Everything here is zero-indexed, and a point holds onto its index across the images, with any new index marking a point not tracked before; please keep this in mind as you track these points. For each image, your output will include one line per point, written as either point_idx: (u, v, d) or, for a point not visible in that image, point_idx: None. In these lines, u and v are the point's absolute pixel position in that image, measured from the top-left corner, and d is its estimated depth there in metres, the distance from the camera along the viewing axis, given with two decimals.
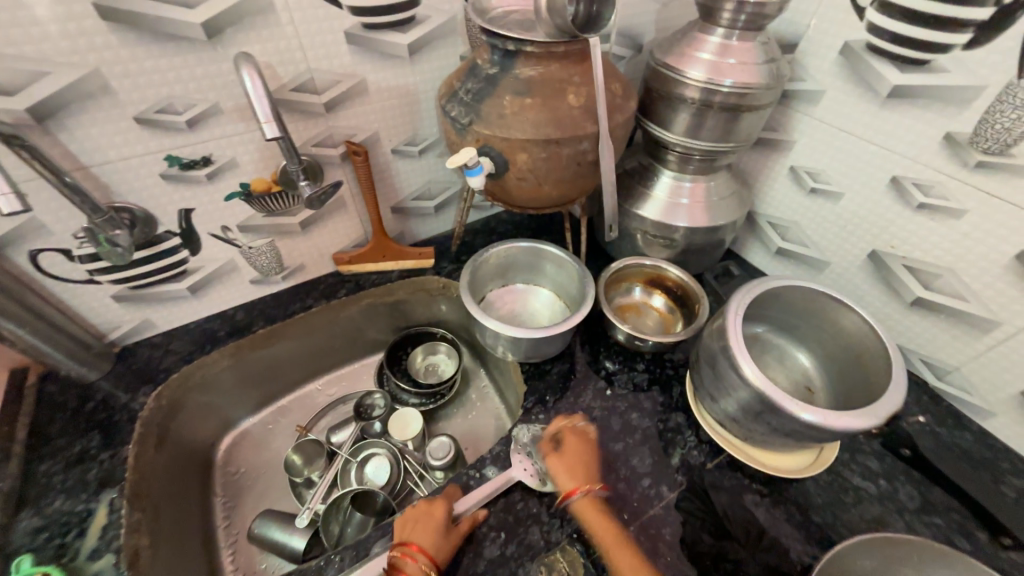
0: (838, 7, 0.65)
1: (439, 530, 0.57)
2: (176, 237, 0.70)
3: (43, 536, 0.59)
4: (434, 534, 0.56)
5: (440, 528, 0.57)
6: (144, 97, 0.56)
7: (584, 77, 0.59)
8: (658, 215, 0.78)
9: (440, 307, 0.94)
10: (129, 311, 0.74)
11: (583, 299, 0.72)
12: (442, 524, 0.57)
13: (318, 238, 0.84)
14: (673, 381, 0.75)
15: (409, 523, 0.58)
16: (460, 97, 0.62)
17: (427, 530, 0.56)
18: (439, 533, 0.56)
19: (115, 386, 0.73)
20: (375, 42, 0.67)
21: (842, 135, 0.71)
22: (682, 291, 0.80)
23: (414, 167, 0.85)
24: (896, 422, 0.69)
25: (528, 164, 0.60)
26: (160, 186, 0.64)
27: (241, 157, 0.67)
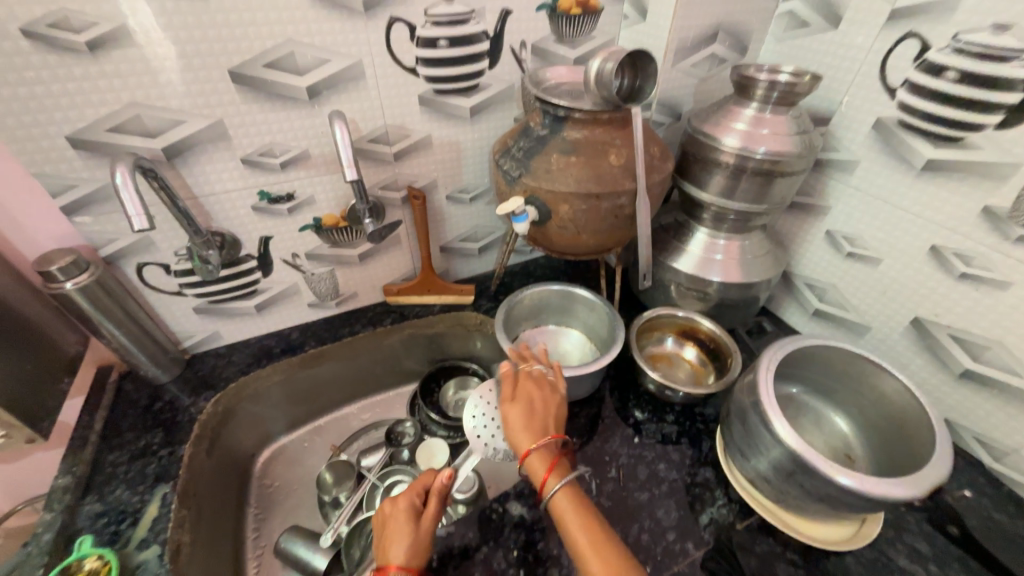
0: (869, 87, 0.70)
1: (413, 531, 0.56)
2: (254, 260, 0.79)
3: (102, 521, 0.64)
4: (408, 544, 0.55)
5: (411, 530, 0.56)
6: (251, 143, 0.68)
7: (625, 141, 0.66)
8: (692, 269, 0.81)
9: (475, 343, 0.99)
10: (204, 323, 0.83)
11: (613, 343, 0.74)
12: (413, 524, 0.57)
13: (372, 270, 0.92)
14: (702, 435, 0.75)
15: (381, 539, 0.57)
16: (512, 153, 0.70)
17: (399, 541, 0.55)
18: (414, 540, 0.56)
19: (180, 390, 0.81)
20: (442, 104, 0.77)
21: (878, 204, 0.73)
22: (714, 345, 0.81)
23: (465, 211, 0.93)
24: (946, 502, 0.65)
25: (569, 215, 0.66)
26: (250, 216, 0.74)
27: (318, 195, 0.77)
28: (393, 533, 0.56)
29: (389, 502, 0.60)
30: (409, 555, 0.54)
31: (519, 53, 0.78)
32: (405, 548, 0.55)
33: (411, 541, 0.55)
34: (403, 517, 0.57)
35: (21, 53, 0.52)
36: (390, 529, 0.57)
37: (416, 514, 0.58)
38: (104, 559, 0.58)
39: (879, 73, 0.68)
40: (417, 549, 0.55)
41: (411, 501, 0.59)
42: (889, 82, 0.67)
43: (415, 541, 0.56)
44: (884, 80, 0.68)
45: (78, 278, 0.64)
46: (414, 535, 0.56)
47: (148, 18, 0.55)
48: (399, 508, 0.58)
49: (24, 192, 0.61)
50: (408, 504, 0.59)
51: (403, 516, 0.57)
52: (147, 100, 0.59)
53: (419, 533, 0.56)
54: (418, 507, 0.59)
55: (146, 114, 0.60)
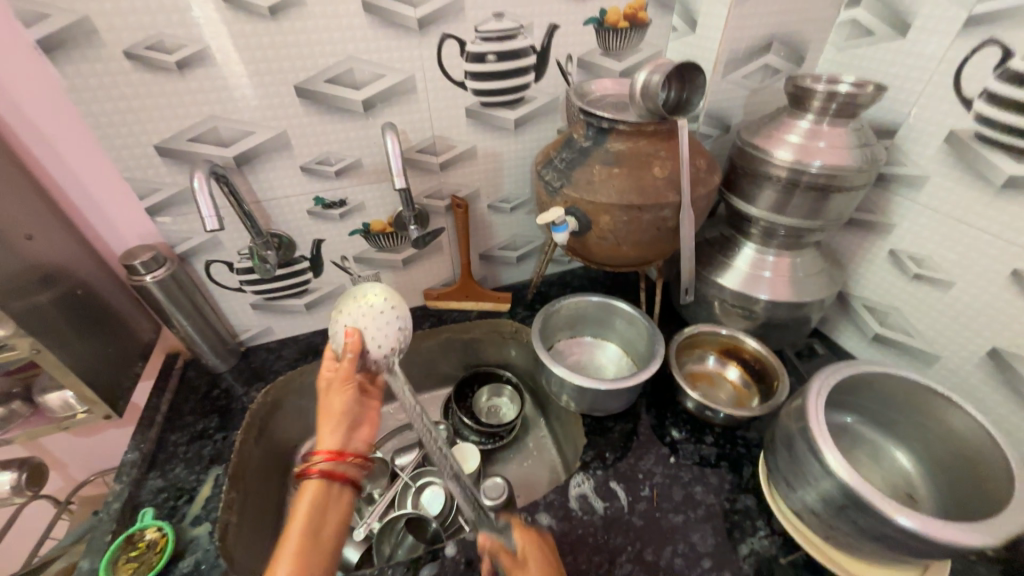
0: (942, 97, 0.65)
1: (347, 408, 0.58)
2: (307, 262, 0.84)
3: (162, 496, 0.68)
4: (338, 419, 0.57)
5: (348, 408, 0.58)
6: (310, 151, 0.73)
7: (669, 153, 0.65)
8: (738, 285, 0.78)
9: (509, 351, 1.02)
10: (259, 318, 0.89)
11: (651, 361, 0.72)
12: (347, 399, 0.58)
13: (414, 274, 0.96)
14: (743, 459, 0.71)
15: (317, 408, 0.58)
16: (554, 164, 0.71)
17: (331, 420, 0.57)
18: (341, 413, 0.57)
19: (236, 379, 0.86)
20: (488, 116, 0.79)
21: (950, 222, 0.67)
22: (760, 366, 0.78)
23: (505, 220, 0.95)
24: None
25: (610, 225, 0.65)
26: (306, 220, 0.79)
27: (368, 201, 0.81)
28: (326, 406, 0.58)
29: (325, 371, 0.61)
30: (342, 421, 0.57)
31: (565, 66, 0.79)
32: (335, 430, 0.56)
33: (339, 423, 0.57)
34: (334, 387, 0.59)
35: (123, 72, 0.59)
36: (328, 413, 0.57)
37: (348, 386, 0.59)
38: (162, 531, 0.62)
39: (953, 83, 0.63)
40: (346, 423, 0.58)
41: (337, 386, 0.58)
42: (965, 92, 0.62)
43: (341, 421, 0.57)
44: (959, 90, 0.63)
45: (157, 273, 0.71)
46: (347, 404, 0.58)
47: (227, 39, 0.60)
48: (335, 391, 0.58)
49: (116, 194, 0.68)
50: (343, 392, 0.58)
51: (336, 395, 0.58)
52: (222, 113, 0.65)
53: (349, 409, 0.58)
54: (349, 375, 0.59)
55: (223, 126, 0.66)
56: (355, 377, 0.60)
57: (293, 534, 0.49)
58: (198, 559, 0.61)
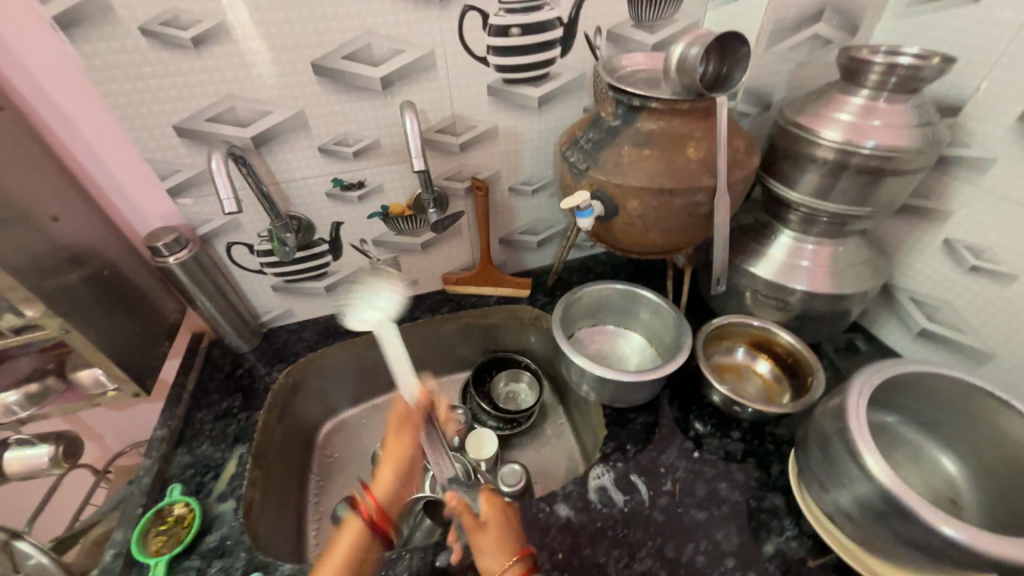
0: (1018, 70, 0.58)
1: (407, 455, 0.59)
2: (326, 245, 0.84)
3: (189, 471, 0.69)
4: (390, 462, 0.57)
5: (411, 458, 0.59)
6: (328, 132, 0.71)
7: (705, 133, 0.60)
8: (772, 275, 0.74)
9: (528, 337, 1.00)
10: (280, 300, 0.90)
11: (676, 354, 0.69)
12: (404, 453, 0.59)
13: (433, 258, 0.94)
14: (772, 457, 0.68)
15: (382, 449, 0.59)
16: (580, 145, 0.67)
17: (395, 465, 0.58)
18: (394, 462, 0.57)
19: (258, 360, 0.87)
20: (512, 93, 0.75)
21: (1017, 210, 0.61)
22: (793, 360, 0.74)
23: (526, 204, 0.92)
24: None
25: (638, 211, 0.62)
26: (325, 202, 0.78)
27: (387, 183, 0.79)
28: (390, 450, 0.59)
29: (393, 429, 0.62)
30: (401, 473, 0.57)
31: (594, 39, 0.74)
32: (390, 481, 0.56)
33: (396, 471, 0.57)
34: (406, 425, 0.61)
35: (140, 49, 0.58)
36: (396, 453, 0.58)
37: (406, 438, 0.60)
38: (189, 507, 0.63)
39: None
40: (405, 473, 0.58)
41: (400, 435, 0.60)
42: None
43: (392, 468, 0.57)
44: None
45: (180, 254, 0.71)
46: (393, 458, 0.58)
47: (242, 14, 0.58)
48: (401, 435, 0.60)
49: (138, 175, 0.68)
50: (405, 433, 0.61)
51: (396, 442, 0.60)
52: (240, 92, 0.64)
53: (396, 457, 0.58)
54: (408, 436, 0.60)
55: (240, 105, 0.65)
56: (416, 420, 0.63)
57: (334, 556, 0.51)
58: (223, 536, 0.62)
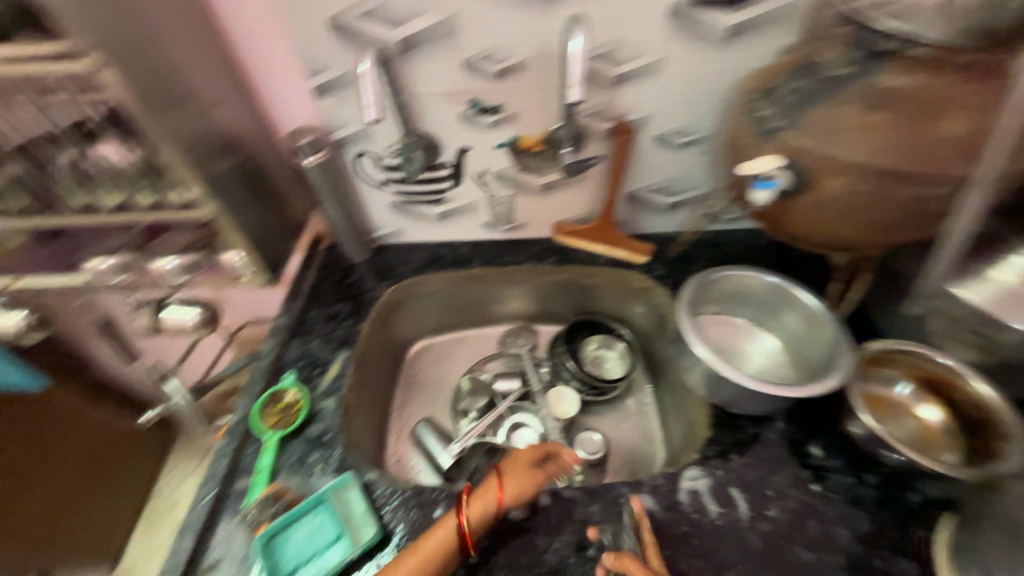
0: None
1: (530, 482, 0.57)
2: (448, 170, 0.80)
3: (300, 363, 0.75)
4: (519, 472, 0.58)
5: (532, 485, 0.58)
6: (477, 44, 0.64)
7: (979, 101, 0.44)
8: (986, 301, 0.58)
9: (632, 306, 0.92)
10: (394, 218, 0.89)
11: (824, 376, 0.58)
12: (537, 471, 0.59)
13: (550, 203, 0.87)
14: (913, 518, 0.56)
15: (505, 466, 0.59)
16: (777, 94, 0.53)
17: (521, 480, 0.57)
18: (530, 479, 0.58)
19: (367, 273, 0.90)
20: (694, 21, 0.63)
21: None
22: (978, 417, 0.58)
23: (670, 159, 0.79)
24: None
25: (839, 193, 0.49)
26: (457, 123, 0.73)
27: (524, 112, 0.72)
28: (513, 462, 0.60)
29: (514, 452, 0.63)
30: (521, 493, 0.56)
31: None
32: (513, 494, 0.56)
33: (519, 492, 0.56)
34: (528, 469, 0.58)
35: None
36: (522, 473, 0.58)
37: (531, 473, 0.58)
38: (299, 397, 0.69)
39: None
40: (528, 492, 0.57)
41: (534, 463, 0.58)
42: None
43: (524, 481, 0.57)
44: None
45: (317, 156, 0.72)
46: (527, 474, 0.58)
47: None
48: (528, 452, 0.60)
49: (288, 69, 0.68)
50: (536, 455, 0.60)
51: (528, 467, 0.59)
52: None
53: (529, 475, 0.58)
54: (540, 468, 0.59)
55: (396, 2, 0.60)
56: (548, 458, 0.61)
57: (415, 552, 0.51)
58: (324, 428, 0.67)
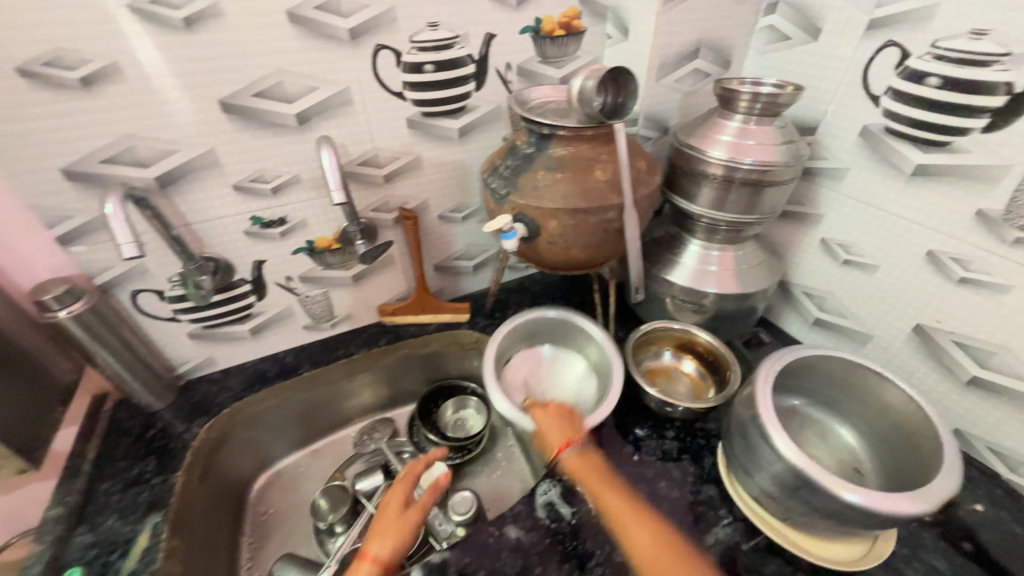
0: (853, 95, 0.69)
1: None
2: (247, 284, 0.80)
3: (91, 552, 0.63)
4: (396, 513, 0.60)
5: None
6: (243, 169, 0.69)
7: (611, 156, 0.66)
8: (687, 281, 0.80)
9: (471, 362, 0.97)
10: (198, 349, 0.84)
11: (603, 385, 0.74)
12: None
13: (366, 290, 0.92)
14: (704, 450, 0.72)
15: None
16: (500, 171, 0.71)
17: None
18: None
19: (176, 417, 0.81)
20: (431, 126, 0.78)
21: (870, 210, 0.72)
22: (713, 358, 0.80)
23: (457, 231, 0.94)
24: (949, 512, 0.63)
25: (558, 230, 0.66)
26: (243, 240, 0.75)
27: (310, 219, 0.78)
28: (382, 517, 0.60)
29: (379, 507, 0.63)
30: None
31: (505, 74, 0.79)
32: None
33: None
34: None
35: (15, 90, 0.53)
36: None
37: None
38: None
39: (861, 79, 0.68)
40: None
41: None
42: (872, 89, 0.67)
43: (405, 522, 0.59)
44: (867, 88, 0.67)
45: (72, 307, 0.64)
46: None
47: (146, 53, 0.57)
48: (392, 500, 0.62)
49: (13, 221, 0.60)
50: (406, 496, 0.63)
51: None
52: (142, 132, 0.61)
53: (405, 517, 0.60)
54: (411, 503, 0.63)
55: (141, 145, 0.62)
56: None
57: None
58: None
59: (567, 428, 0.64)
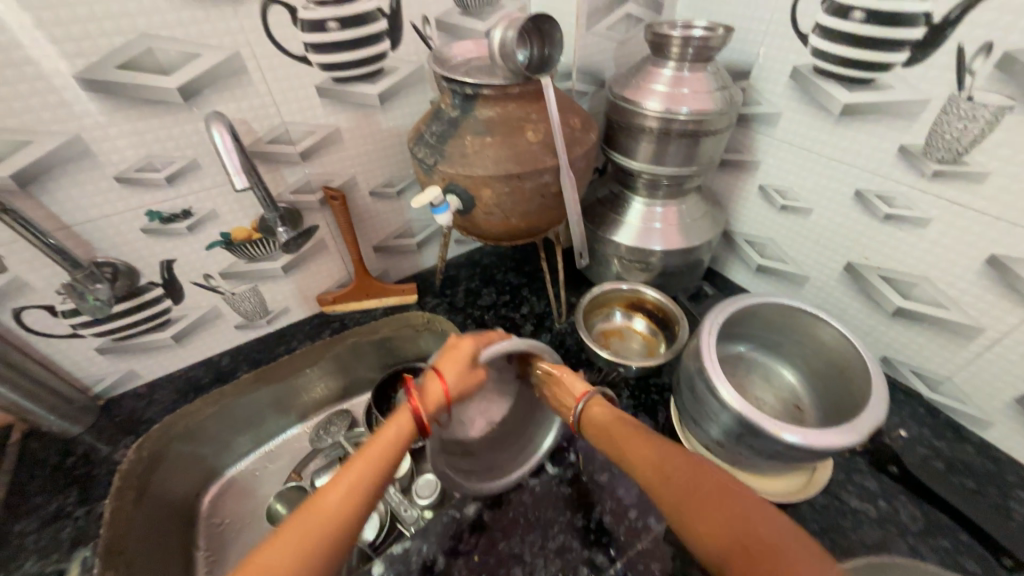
0: (783, 35, 0.68)
1: None
2: (159, 287, 0.72)
3: None
4: (457, 367, 0.56)
5: None
6: (123, 158, 0.59)
7: (542, 114, 0.62)
8: (632, 241, 0.79)
9: (426, 342, 0.92)
10: (114, 364, 0.76)
11: (555, 419, 0.68)
12: None
13: (301, 280, 0.85)
14: (658, 405, 0.73)
15: None
16: (425, 139, 0.65)
17: None
18: None
19: (99, 440, 0.73)
20: (346, 93, 0.70)
21: (803, 153, 0.72)
22: (662, 314, 0.80)
23: (393, 207, 0.88)
24: (881, 438, 0.67)
25: (493, 199, 0.62)
26: (142, 239, 0.66)
27: (220, 208, 0.70)
28: (446, 361, 0.57)
29: (447, 344, 0.60)
30: None
31: (423, 29, 0.71)
32: None
33: None
34: None
35: None
36: None
37: None
38: None
39: (790, 18, 0.66)
40: None
41: None
42: (800, 28, 0.65)
43: (467, 378, 0.57)
44: (796, 26, 0.65)
45: None
46: None
47: None
48: (466, 343, 0.58)
49: None
50: (478, 351, 0.58)
51: None
52: None
53: (469, 374, 0.57)
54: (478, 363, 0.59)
55: None
56: None
57: (319, 510, 0.44)
58: None
59: (467, 384, 0.57)
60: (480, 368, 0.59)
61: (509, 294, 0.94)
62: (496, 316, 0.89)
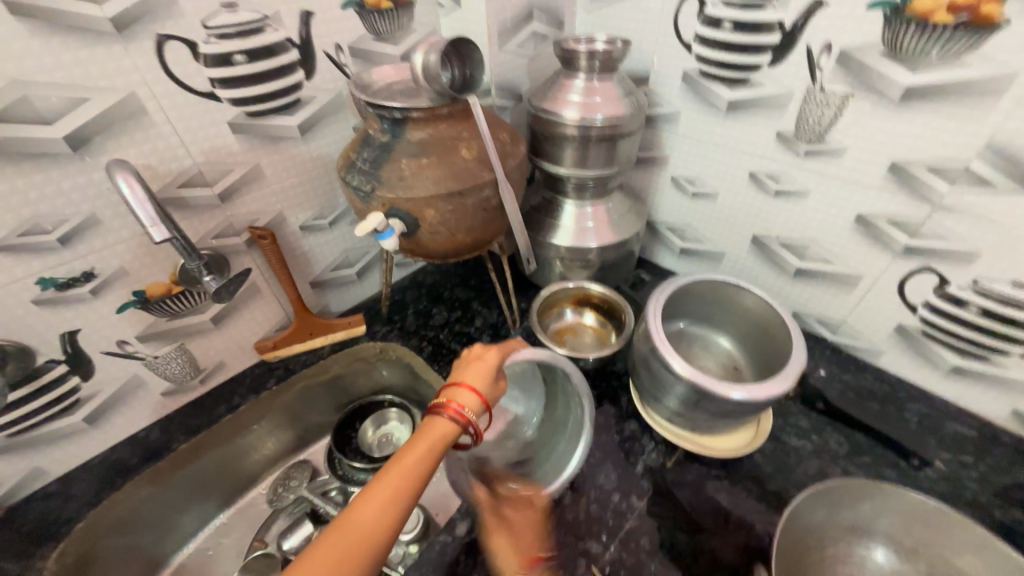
0: (670, 45, 0.77)
1: None
2: (62, 365, 0.62)
3: None
4: (487, 376, 0.54)
5: None
6: (0, 222, 0.51)
7: (472, 132, 0.64)
8: (571, 241, 0.84)
9: (381, 373, 0.90)
10: (11, 464, 0.64)
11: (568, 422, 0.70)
12: None
13: (233, 330, 0.79)
14: (619, 391, 0.78)
15: None
16: (358, 166, 0.64)
17: None
18: None
19: (2, 559, 0.62)
20: (263, 127, 0.67)
21: (703, 145, 0.82)
22: (608, 305, 0.85)
23: (327, 239, 0.84)
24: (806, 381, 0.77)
25: (437, 219, 0.62)
26: (34, 312, 0.58)
27: (129, 264, 0.62)
28: (472, 370, 0.55)
29: (469, 349, 0.58)
30: None
31: (337, 57, 0.70)
32: None
33: None
34: None
35: None
36: None
37: None
38: None
39: (674, 30, 0.75)
40: None
41: None
42: (684, 38, 0.74)
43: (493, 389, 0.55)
44: (680, 37, 0.75)
45: None
46: None
47: None
48: (492, 355, 0.56)
49: None
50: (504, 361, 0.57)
51: None
52: None
53: (495, 386, 0.56)
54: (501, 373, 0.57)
55: None
56: None
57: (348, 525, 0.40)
58: None
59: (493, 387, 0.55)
60: (503, 376, 0.58)
61: (460, 309, 0.94)
62: (451, 333, 0.89)
